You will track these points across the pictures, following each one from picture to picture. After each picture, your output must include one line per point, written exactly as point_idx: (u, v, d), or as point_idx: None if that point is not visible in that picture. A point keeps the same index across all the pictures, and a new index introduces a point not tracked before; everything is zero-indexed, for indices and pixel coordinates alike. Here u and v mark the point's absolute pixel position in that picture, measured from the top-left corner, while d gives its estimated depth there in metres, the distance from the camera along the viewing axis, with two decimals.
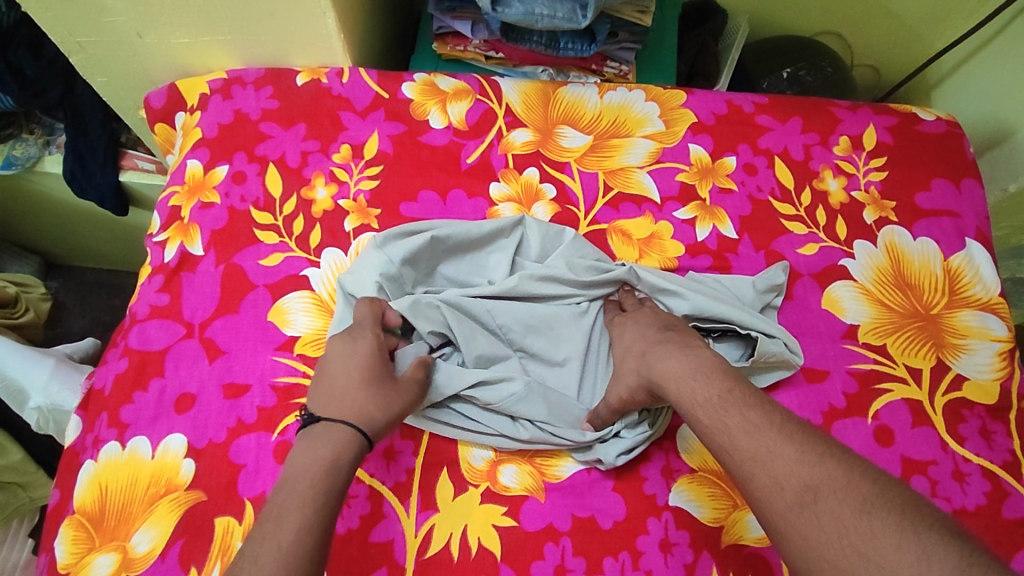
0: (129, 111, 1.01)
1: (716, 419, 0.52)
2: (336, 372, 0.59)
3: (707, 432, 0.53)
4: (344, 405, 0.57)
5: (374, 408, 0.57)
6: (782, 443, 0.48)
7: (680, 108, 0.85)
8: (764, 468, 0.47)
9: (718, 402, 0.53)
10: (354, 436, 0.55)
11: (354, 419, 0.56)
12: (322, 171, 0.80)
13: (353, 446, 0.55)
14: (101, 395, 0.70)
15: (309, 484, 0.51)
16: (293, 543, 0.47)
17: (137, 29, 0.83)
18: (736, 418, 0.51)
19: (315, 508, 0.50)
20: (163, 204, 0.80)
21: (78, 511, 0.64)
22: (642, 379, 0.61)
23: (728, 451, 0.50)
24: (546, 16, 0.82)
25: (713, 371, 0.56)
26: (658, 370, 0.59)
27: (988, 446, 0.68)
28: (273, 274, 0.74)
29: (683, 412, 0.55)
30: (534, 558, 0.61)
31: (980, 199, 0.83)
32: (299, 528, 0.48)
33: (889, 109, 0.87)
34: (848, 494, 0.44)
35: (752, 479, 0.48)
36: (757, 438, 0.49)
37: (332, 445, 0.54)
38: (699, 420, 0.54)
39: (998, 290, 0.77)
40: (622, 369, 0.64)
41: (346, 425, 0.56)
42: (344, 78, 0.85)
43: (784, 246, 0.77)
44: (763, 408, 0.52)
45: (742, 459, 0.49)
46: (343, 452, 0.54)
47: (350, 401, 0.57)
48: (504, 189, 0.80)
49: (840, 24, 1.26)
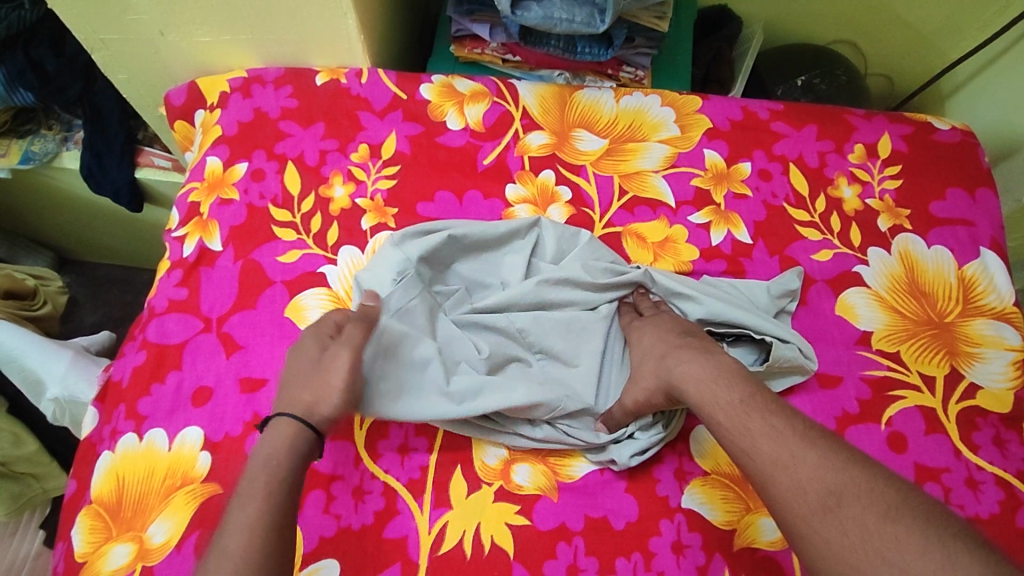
0: (148, 108, 1.02)
1: (738, 424, 0.53)
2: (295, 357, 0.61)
3: (726, 434, 0.53)
4: (290, 392, 0.58)
5: (313, 393, 0.57)
6: (803, 446, 0.49)
7: (696, 114, 0.86)
8: (786, 471, 0.48)
9: (740, 407, 0.54)
10: (298, 430, 0.56)
11: (291, 410, 0.57)
12: (340, 170, 0.81)
13: (290, 435, 0.55)
14: (118, 386, 0.71)
15: (262, 474, 0.52)
16: (244, 545, 0.48)
17: (159, 28, 0.84)
18: (757, 423, 0.52)
19: (271, 496, 0.51)
20: (183, 200, 0.81)
21: (95, 501, 0.65)
22: (659, 384, 0.61)
23: (750, 454, 0.51)
24: (564, 20, 0.82)
25: (732, 374, 0.57)
26: (678, 374, 0.59)
27: (1001, 454, 0.68)
28: (291, 270, 0.75)
29: (704, 415, 0.56)
30: (547, 557, 0.61)
31: (995, 209, 0.83)
32: (259, 511, 0.50)
33: (904, 118, 0.88)
34: (872, 500, 0.44)
35: (773, 482, 0.48)
36: (777, 441, 0.50)
37: (271, 439, 0.55)
38: (720, 423, 0.54)
39: (1012, 299, 0.77)
40: (639, 370, 0.65)
41: (281, 416, 0.57)
42: (363, 78, 0.86)
43: (798, 252, 0.78)
44: (785, 414, 0.52)
45: (765, 463, 0.49)
46: (276, 442, 0.55)
47: (292, 389, 0.58)
48: (520, 190, 0.80)
49: (854, 33, 1.26)
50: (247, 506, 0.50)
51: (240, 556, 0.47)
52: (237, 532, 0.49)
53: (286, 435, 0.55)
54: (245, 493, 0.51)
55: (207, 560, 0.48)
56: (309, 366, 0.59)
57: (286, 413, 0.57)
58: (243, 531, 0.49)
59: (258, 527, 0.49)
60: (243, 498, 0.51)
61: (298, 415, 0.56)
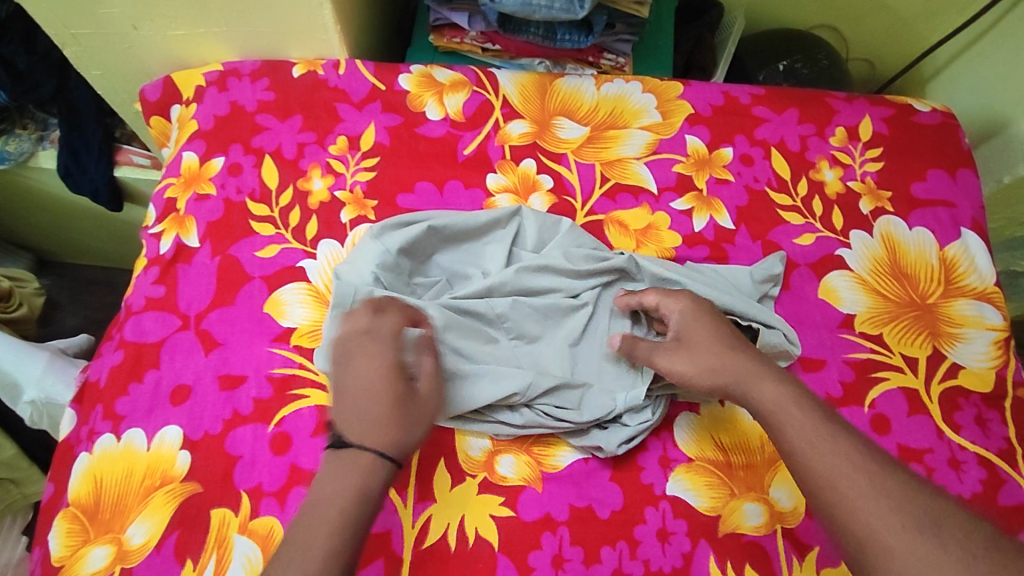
0: (123, 105, 1.01)
1: (805, 432, 0.53)
2: (361, 373, 0.55)
3: (792, 447, 0.53)
4: (364, 417, 0.54)
5: (394, 426, 0.54)
6: (872, 464, 0.50)
7: (677, 100, 0.85)
8: (862, 486, 0.49)
9: (807, 415, 0.54)
10: (380, 462, 0.52)
11: (378, 442, 0.53)
12: (318, 163, 0.80)
13: (369, 466, 0.52)
14: (96, 386, 0.70)
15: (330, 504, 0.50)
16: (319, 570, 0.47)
17: (132, 22, 0.82)
18: (825, 439, 0.52)
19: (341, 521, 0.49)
20: (159, 196, 0.80)
21: (72, 504, 0.64)
22: (709, 372, 0.60)
23: (817, 463, 0.51)
24: (543, 7, 0.81)
25: (776, 377, 0.57)
26: (740, 373, 0.58)
27: (983, 433, 0.69)
28: (270, 265, 0.74)
29: (764, 420, 0.55)
30: (532, 547, 0.61)
31: (976, 189, 0.83)
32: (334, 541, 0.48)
33: (885, 100, 0.88)
34: (948, 523, 0.47)
35: (846, 495, 0.49)
36: (849, 457, 0.50)
37: (353, 470, 0.51)
38: (785, 429, 0.54)
39: (993, 279, 0.77)
40: (691, 341, 0.62)
41: (368, 449, 0.52)
42: (340, 69, 0.85)
43: (780, 236, 0.77)
44: (843, 427, 0.53)
45: (836, 474, 0.50)
46: (353, 471, 0.51)
47: (375, 417, 0.53)
48: (501, 180, 0.80)
49: (834, 18, 1.26)
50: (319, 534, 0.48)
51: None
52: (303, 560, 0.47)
53: (374, 468, 0.52)
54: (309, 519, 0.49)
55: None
56: (399, 398, 0.55)
57: (377, 446, 0.53)
58: (314, 555, 0.47)
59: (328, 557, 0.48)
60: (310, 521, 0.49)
61: (385, 450, 0.53)
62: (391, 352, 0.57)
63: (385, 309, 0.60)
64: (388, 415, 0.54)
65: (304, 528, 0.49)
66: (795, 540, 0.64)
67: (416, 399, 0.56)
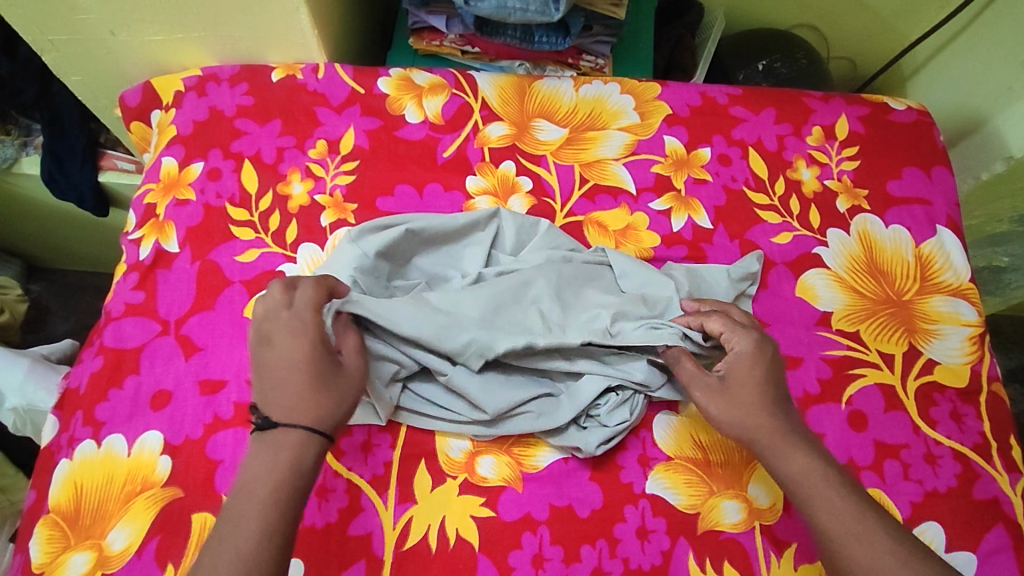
0: (105, 110, 1.01)
1: (819, 496, 0.56)
2: (278, 351, 0.56)
3: (824, 529, 0.55)
4: (282, 395, 0.55)
5: (311, 398, 0.55)
6: (900, 550, 0.53)
7: (655, 100, 0.85)
8: (869, 550, 0.53)
9: (822, 478, 0.57)
10: (309, 438, 0.54)
11: (304, 419, 0.54)
12: (297, 167, 0.80)
13: (299, 444, 0.53)
14: (76, 393, 0.70)
15: (263, 485, 0.51)
16: (255, 547, 0.49)
17: (109, 27, 0.82)
18: (856, 523, 0.54)
19: (278, 497, 0.51)
20: (139, 202, 0.80)
21: (52, 510, 0.64)
22: (737, 431, 0.60)
23: (828, 527, 0.55)
24: (518, 10, 0.82)
25: (801, 443, 0.59)
26: (771, 430, 0.59)
27: (959, 428, 0.69)
28: (249, 270, 0.74)
29: (795, 493, 0.57)
30: (511, 547, 0.61)
31: (951, 186, 0.84)
32: (264, 518, 0.50)
33: (861, 99, 0.88)
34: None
35: (855, 559, 0.53)
36: (881, 546, 0.53)
37: (283, 450, 0.53)
38: (802, 493, 0.57)
39: (968, 275, 0.78)
40: (737, 387, 0.61)
41: (297, 426, 0.54)
42: (319, 73, 0.85)
43: (758, 235, 0.78)
44: (853, 491, 0.57)
45: (848, 540, 0.54)
46: (285, 453, 0.53)
47: (294, 394, 0.54)
48: (480, 182, 0.80)
49: (815, 17, 1.27)
50: (255, 511, 0.50)
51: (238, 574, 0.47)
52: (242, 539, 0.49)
53: (304, 444, 0.53)
54: (245, 499, 0.51)
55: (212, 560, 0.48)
56: (320, 373, 0.56)
57: (304, 421, 0.54)
58: (249, 531, 0.49)
59: (263, 534, 0.49)
60: (248, 497, 0.51)
61: (312, 424, 0.54)
62: (301, 324, 0.57)
63: (301, 286, 0.60)
64: (310, 391, 0.55)
65: (243, 506, 0.51)
66: (773, 536, 0.64)
67: (341, 372, 0.57)
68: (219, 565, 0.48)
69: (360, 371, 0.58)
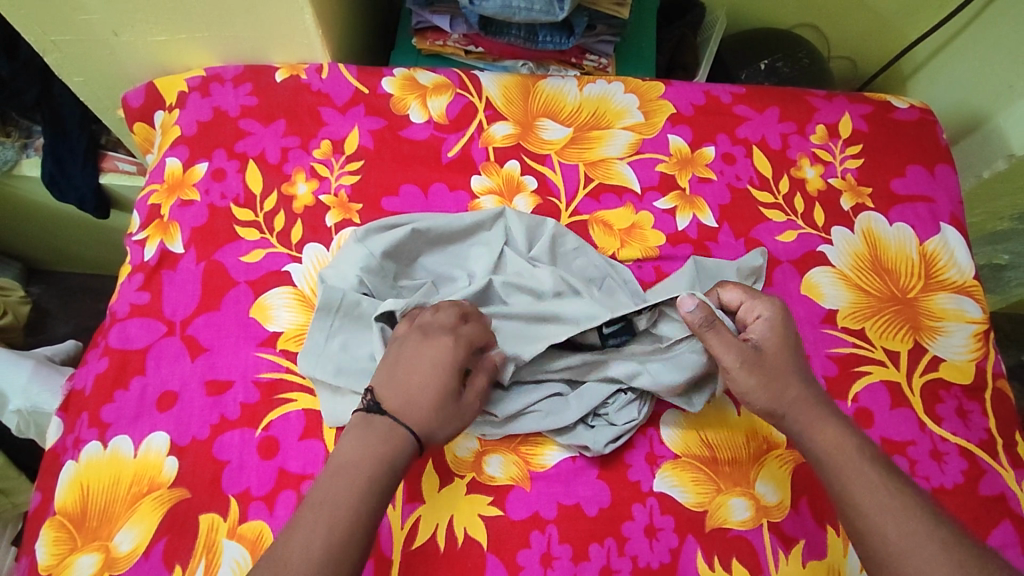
0: (107, 111, 1.01)
1: (852, 470, 0.56)
2: (425, 360, 0.58)
3: (855, 501, 0.55)
4: (410, 397, 0.57)
5: (431, 412, 0.56)
6: (937, 527, 0.52)
7: (659, 100, 0.85)
8: (903, 524, 0.52)
9: (855, 453, 0.57)
10: (409, 443, 0.55)
11: (416, 425, 0.56)
12: (302, 167, 0.80)
13: (398, 445, 0.55)
14: (81, 394, 0.70)
15: (358, 474, 0.53)
16: (334, 537, 0.50)
17: (112, 28, 0.82)
18: (888, 497, 0.54)
19: (371, 488, 0.53)
20: (143, 203, 0.79)
21: (58, 512, 0.64)
22: (771, 405, 0.59)
23: (858, 501, 0.54)
24: (523, 9, 0.82)
25: (832, 418, 0.59)
26: (801, 406, 0.59)
27: (964, 425, 0.69)
28: (255, 270, 0.74)
29: (825, 467, 0.57)
30: (520, 546, 0.61)
31: (954, 184, 0.84)
32: (351, 509, 0.51)
33: (864, 98, 0.89)
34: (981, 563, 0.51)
35: (887, 533, 0.53)
36: (915, 522, 0.52)
37: (385, 444, 0.54)
38: (834, 467, 0.57)
39: (972, 273, 0.78)
40: (769, 359, 0.60)
41: (406, 427, 0.55)
42: (323, 73, 0.85)
43: (762, 234, 0.78)
44: (886, 468, 0.56)
45: (881, 513, 0.53)
46: (383, 447, 0.54)
47: (418, 400, 0.56)
48: (485, 181, 0.80)
49: (816, 16, 1.27)
50: (340, 501, 0.52)
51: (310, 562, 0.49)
52: (323, 525, 0.50)
53: (405, 446, 0.55)
54: (333, 488, 0.52)
55: (287, 542, 0.50)
56: (449, 396, 0.58)
57: (411, 425, 0.56)
58: (332, 520, 0.51)
59: (353, 524, 0.51)
60: (340, 482, 0.53)
61: (421, 434, 0.56)
62: (457, 348, 0.59)
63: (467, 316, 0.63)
64: (436, 408, 0.57)
65: (330, 492, 0.52)
66: (781, 533, 0.64)
67: (463, 403, 0.59)
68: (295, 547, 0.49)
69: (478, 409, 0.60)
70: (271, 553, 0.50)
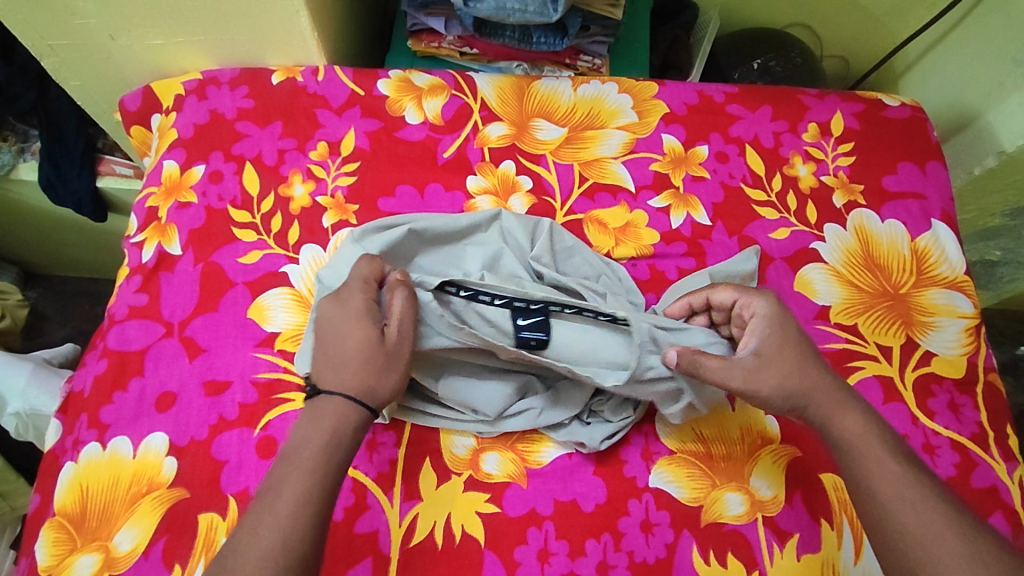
0: (104, 115, 1.01)
1: (871, 459, 0.56)
2: (336, 322, 0.59)
3: (874, 492, 0.55)
4: (334, 362, 0.57)
5: (354, 367, 0.57)
6: (954, 515, 0.53)
7: (653, 99, 0.86)
8: (920, 513, 0.53)
9: (876, 442, 0.57)
10: (351, 409, 0.56)
11: (349, 388, 0.56)
12: (299, 169, 0.80)
13: (342, 415, 0.55)
14: (80, 396, 0.70)
15: (311, 450, 0.53)
16: (293, 513, 0.50)
17: (109, 32, 0.83)
18: (907, 486, 0.54)
19: (322, 465, 0.53)
20: (141, 205, 0.80)
21: (57, 513, 0.64)
22: (788, 400, 0.59)
23: (877, 489, 0.55)
24: (517, 10, 0.83)
25: (854, 409, 0.59)
26: (820, 397, 0.59)
27: (957, 419, 0.70)
28: (252, 271, 0.74)
29: (844, 454, 0.57)
30: (517, 542, 0.62)
31: (945, 181, 0.85)
32: (306, 484, 0.51)
33: (855, 96, 0.89)
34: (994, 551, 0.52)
35: (904, 520, 0.53)
36: (932, 511, 0.53)
37: (327, 417, 0.55)
38: (854, 454, 0.57)
39: (963, 268, 0.79)
40: (776, 357, 0.60)
41: (340, 394, 0.56)
42: (319, 76, 0.85)
43: (756, 231, 0.79)
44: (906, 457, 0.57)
45: (898, 501, 0.54)
46: (329, 420, 0.55)
47: (343, 363, 0.57)
48: (480, 181, 0.81)
49: (809, 16, 1.28)
50: (298, 475, 0.52)
51: (273, 539, 0.49)
52: (285, 501, 0.51)
53: (347, 412, 0.55)
54: (290, 464, 0.53)
55: (252, 520, 0.50)
56: (367, 344, 0.57)
57: (343, 390, 0.56)
58: (290, 496, 0.51)
59: (305, 498, 0.51)
60: (295, 461, 0.53)
61: (355, 394, 0.56)
62: (354, 297, 0.59)
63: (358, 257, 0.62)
64: (357, 363, 0.57)
65: (287, 470, 0.52)
66: (776, 527, 0.65)
67: (385, 344, 0.58)
68: (259, 525, 0.50)
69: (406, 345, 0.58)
70: (237, 532, 0.50)
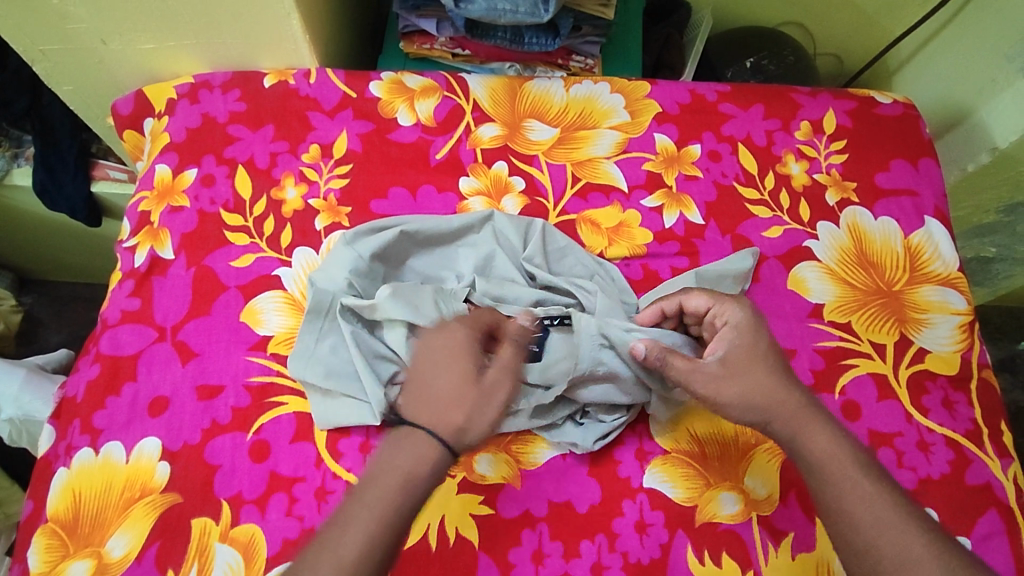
0: (97, 119, 1.01)
1: (845, 482, 0.55)
2: (436, 355, 0.58)
3: (849, 517, 0.54)
4: (426, 395, 0.56)
5: (445, 404, 0.55)
6: (930, 539, 0.53)
7: (645, 99, 0.86)
8: (895, 540, 0.53)
9: (851, 464, 0.56)
10: (434, 448, 0.54)
11: (434, 424, 0.54)
12: (291, 172, 0.80)
13: (428, 454, 0.53)
14: (72, 402, 0.70)
15: (388, 489, 0.52)
16: (360, 554, 0.50)
17: (101, 36, 0.83)
18: (883, 511, 0.54)
19: (397, 504, 0.52)
20: (133, 210, 0.80)
21: (50, 519, 0.64)
22: (756, 417, 0.59)
23: (850, 513, 0.54)
24: (508, 11, 0.82)
25: (827, 428, 0.58)
26: (793, 417, 0.58)
27: (951, 416, 0.70)
28: (245, 275, 0.74)
29: (818, 476, 0.57)
30: (512, 544, 0.62)
31: (938, 177, 0.85)
32: (371, 526, 0.51)
33: (848, 94, 0.89)
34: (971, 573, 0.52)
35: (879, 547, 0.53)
36: (910, 536, 0.53)
37: (406, 455, 0.53)
38: (826, 478, 0.56)
39: (956, 265, 0.79)
40: (746, 371, 0.59)
41: (422, 429, 0.54)
42: (311, 78, 0.85)
43: (749, 230, 0.79)
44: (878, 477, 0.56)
45: (873, 527, 0.54)
46: (409, 459, 0.53)
47: (440, 399, 0.55)
48: (472, 182, 0.80)
49: (802, 14, 1.28)
50: (365, 515, 0.51)
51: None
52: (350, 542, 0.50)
53: (428, 451, 0.53)
54: (359, 503, 0.52)
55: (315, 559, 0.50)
56: (464, 380, 0.56)
57: (427, 425, 0.54)
58: (356, 537, 0.50)
59: (371, 539, 0.50)
60: (365, 499, 0.52)
61: (444, 433, 0.54)
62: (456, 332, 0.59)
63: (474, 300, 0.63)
64: (451, 399, 0.55)
65: (355, 505, 0.52)
66: (771, 527, 0.65)
67: (482, 384, 0.56)
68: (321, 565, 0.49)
69: (506, 392, 0.57)
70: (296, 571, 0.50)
